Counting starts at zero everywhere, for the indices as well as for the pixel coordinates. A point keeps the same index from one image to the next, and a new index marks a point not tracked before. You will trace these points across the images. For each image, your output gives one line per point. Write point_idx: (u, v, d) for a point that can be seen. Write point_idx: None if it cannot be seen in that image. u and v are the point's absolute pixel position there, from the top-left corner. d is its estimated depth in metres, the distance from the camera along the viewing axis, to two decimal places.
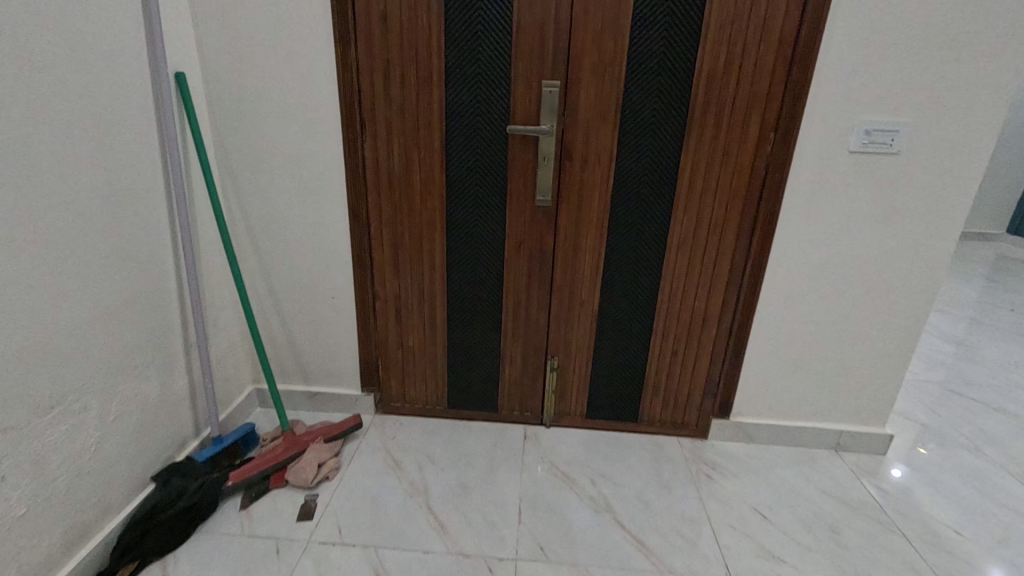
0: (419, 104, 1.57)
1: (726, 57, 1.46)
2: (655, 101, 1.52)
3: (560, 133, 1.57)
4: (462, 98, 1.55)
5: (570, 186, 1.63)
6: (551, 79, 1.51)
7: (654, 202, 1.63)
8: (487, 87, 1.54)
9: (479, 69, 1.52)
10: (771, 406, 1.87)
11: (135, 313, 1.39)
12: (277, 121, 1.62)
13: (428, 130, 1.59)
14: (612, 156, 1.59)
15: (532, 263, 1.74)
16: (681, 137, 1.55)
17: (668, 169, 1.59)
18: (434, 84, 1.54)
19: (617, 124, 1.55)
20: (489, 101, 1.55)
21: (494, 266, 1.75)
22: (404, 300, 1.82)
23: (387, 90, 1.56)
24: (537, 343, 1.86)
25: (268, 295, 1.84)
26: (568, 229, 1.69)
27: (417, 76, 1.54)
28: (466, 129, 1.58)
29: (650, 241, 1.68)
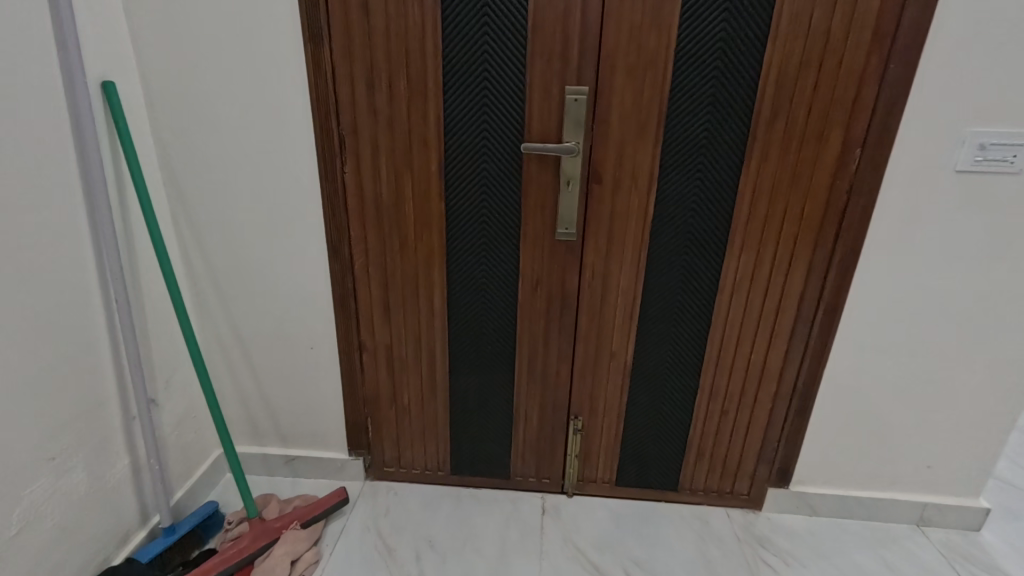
0: (411, 117, 1.25)
1: (802, 53, 1.14)
2: (709, 110, 1.20)
3: (588, 152, 1.26)
4: (464, 110, 1.24)
5: (599, 217, 1.32)
6: (578, 86, 1.20)
7: (704, 234, 1.31)
8: (495, 96, 1.23)
9: (485, 74, 1.21)
10: (840, 474, 1.55)
11: (48, 391, 1.08)
12: (237, 138, 1.31)
13: (423, 150, 1.28)
14: (652, 180, 1.27)
15: (552, 308, 1.43)
16: (741, 156, 1.23)
17: (722, 195, 1.27)
18: (430, 93, 1.23)
19: (660, 140, 1.23)
20: (498, 113, 1.24)
21: (505, 311, 1.44)
22: (397, 351, 1.51)
23: (371, 100, 1.25)
24: (557, 401, 1.55)
25: (235, 346, 1.54)
26: (596, 267, 1.37)
27: (408, 83, 1.23)
28: (470, 148, 1.27)
29: (698, 282, 1.36)
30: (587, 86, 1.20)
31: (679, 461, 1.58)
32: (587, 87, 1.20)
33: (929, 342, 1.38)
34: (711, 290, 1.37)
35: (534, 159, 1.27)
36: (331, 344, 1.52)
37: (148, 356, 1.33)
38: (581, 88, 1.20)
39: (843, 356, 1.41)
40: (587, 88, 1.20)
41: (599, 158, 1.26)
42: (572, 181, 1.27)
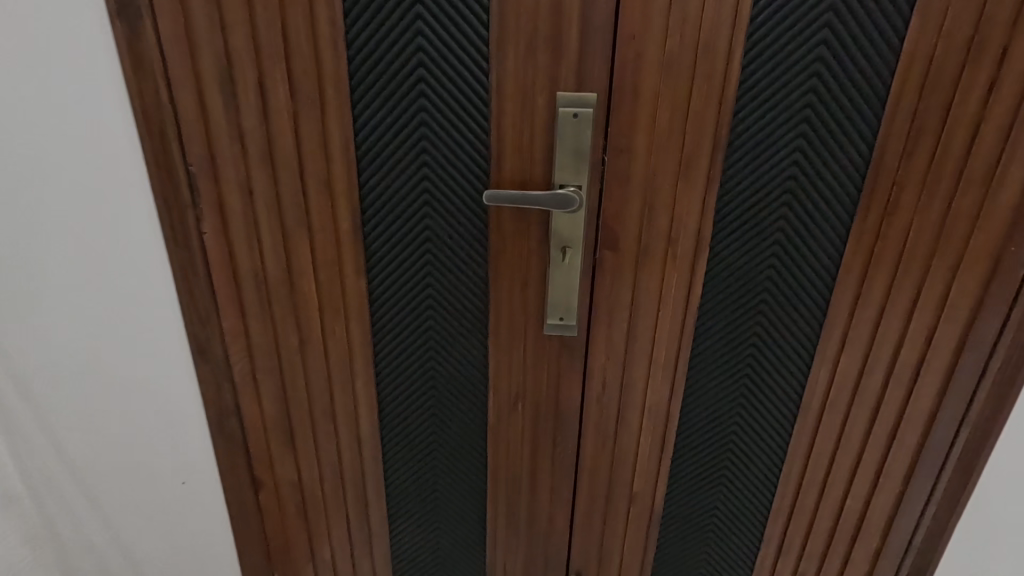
0: (305, 148, 0.76)
1: (973, 37, 0.65)
2: (799, 135, 0.71)
3: (596, 201, 0.76)
4: (391, 137, 0.75)
5: (613, 305, 0.82)
6: (579, 93, 0.71)
7: (780, 331, 0.82)
8: (440, 115, 0.74)
9: (422, 77, 0.72)
10: None
11: None
12: (21, 181, 0.79)
13: (326, 200, 0.79)
14: (699, 248, 0.78)
15: (542, 430, 0.93)
16: (847, 211, 0.75)
17: (813, 272, 0.78)
18: (331, 108, 0.74)
19: (715, 185, 0.74)
20: (445, 143, 0.75)
21: (469, 438, 0.95)
22: (310, 487, 1.01)
23: (237, 118, 0.75)
24: (550, 553, 1.05)
25: (70, 480, 1.03)
26: (609, 378, 0.88)
27: (293, 89, 0.73)
28: (402, 199, 0.78)
29: (768, 397, 0.88)
30: (594, 93, 0.71)
31: None
32: (595, 95, 0.71)
33: None
34: (787, 412, 0.88)
35: (507, 212, 0.77)
36: (211, 478, 1.02)
37: None
38: (584, 97, 0.71)
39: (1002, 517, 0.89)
40: (594, 97, 0.71)
41: (614, 210, 0.76)
42: (569, 247, 0.78)
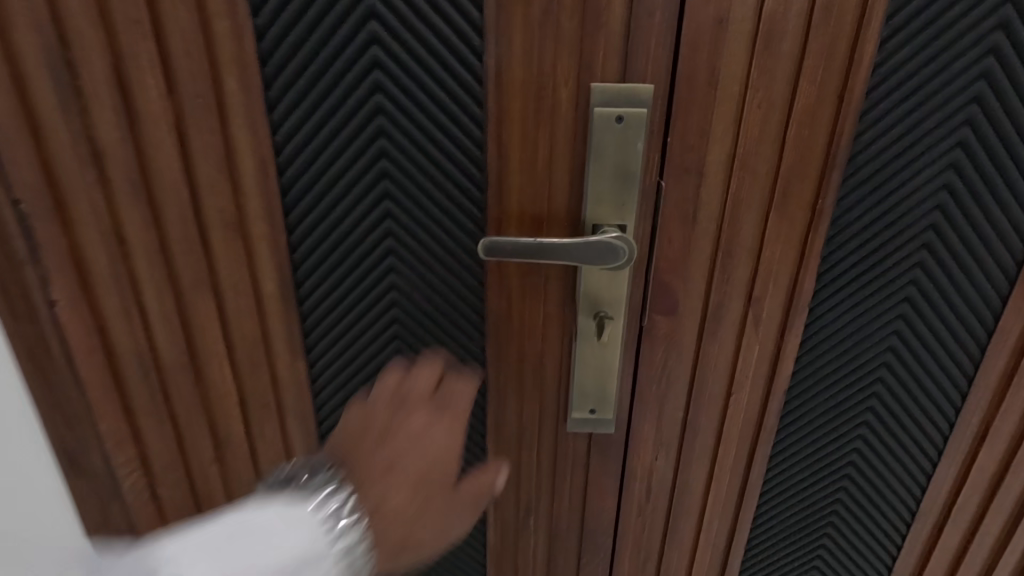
0: (204, 173, 0.49)
1: None
2: (957, 146, 0.47)
3: (647, 246, 0.51)
4: (334, 158, 0.49)
5: (664, 388, 0.58)
6: (627, 86, 0.46)
7: (898, 420, 0.58)
8: (409, 125, 0.48)
9: (379, 64, 0.46)
10: None
11: None
12: None
13: (242, 251, 0.53)
14: (794, 312, 0.53)
15: (561, 548, 0.68)
16: (1016, 257, 0.50)
17: (953, 343, 0.54)
18: (238, 114, 0.47)
19: (824, 223, 0.50)
20: (418, 166, 0.49)
21: (459, 563, 0.69)
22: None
23: (87, 126, 0.47)
24: None
25: None
26: (656, 481, 0.63)
27: (176, 84, 0.46)
28: (354, 245, 0.53)
29: (874, 504, 0.63)
30: (651, 86, 0.46)
31: None
32: (651, 90, 0.46)
33: None
34: (899, 525, 0.64)
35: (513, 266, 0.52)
36: None
37: None
38: (635, 94, 0.46)
39: None
40: (649, 92, 0.46)
41: (673, 259, 0.52)
42: (608, 315, 0.53)
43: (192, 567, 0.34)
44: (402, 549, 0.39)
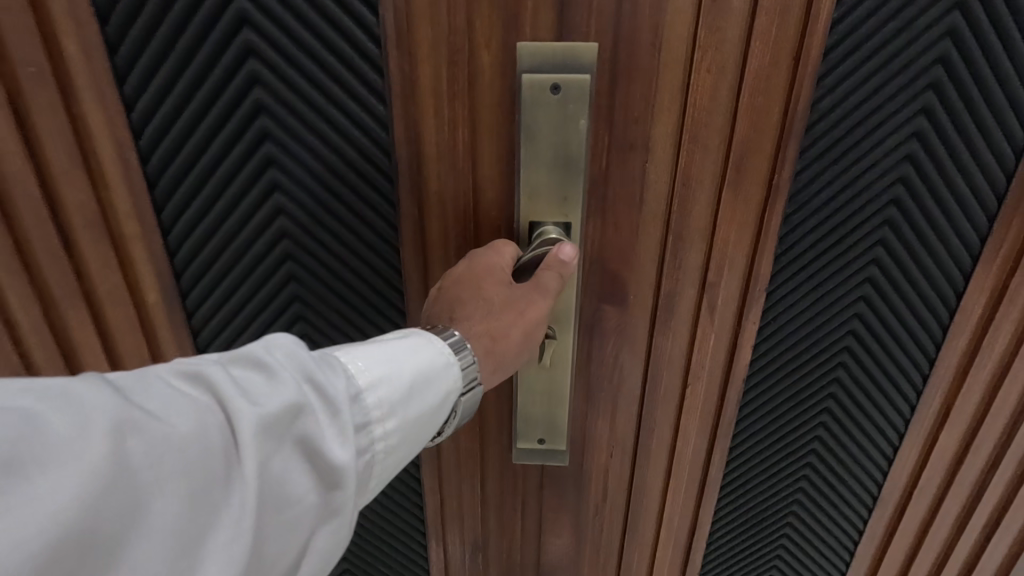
0: (53, 158, 0.41)
1: None
2: (918, 114, 0.42)
3: (590, 236, 0.45)
4: (208, 142, 0.42)
5: (618, 388, 0.52)
6: (569, 47, 0.38)
7: (859, 409, 0.55)
8: (293, 98, 0.40)
9: (251, 24, 0.38)
10: None
11: None
12: None
13: (112, 252, 0.45)
14: (751, 300, 0.49)
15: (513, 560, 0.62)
16: (977, 232, 0.47)
17: (912, 327, 0.51)
18: (92, 91, 0.40)
19: (780, 199, 0.45)
20: (308, 149, 0.42)
21: None
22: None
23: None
24: None
25: None
26: (613, 484, 0.58)
27: (4, 45, 0.38)
28: (243, 241, 0.45)
29: (838, 494, 0.60)
30: (595, 45, 0.39)
31: None
32: (592, 52, 0.39)
33: None
34: (858, 514, 0.61)
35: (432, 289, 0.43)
36: None
37: None
38: (576, 57, 0.39)
39: None
40: (592, 56, 0.39)
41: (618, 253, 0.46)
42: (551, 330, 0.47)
43: (363, 372, 0.32)
44: (425, 420, 0.34)
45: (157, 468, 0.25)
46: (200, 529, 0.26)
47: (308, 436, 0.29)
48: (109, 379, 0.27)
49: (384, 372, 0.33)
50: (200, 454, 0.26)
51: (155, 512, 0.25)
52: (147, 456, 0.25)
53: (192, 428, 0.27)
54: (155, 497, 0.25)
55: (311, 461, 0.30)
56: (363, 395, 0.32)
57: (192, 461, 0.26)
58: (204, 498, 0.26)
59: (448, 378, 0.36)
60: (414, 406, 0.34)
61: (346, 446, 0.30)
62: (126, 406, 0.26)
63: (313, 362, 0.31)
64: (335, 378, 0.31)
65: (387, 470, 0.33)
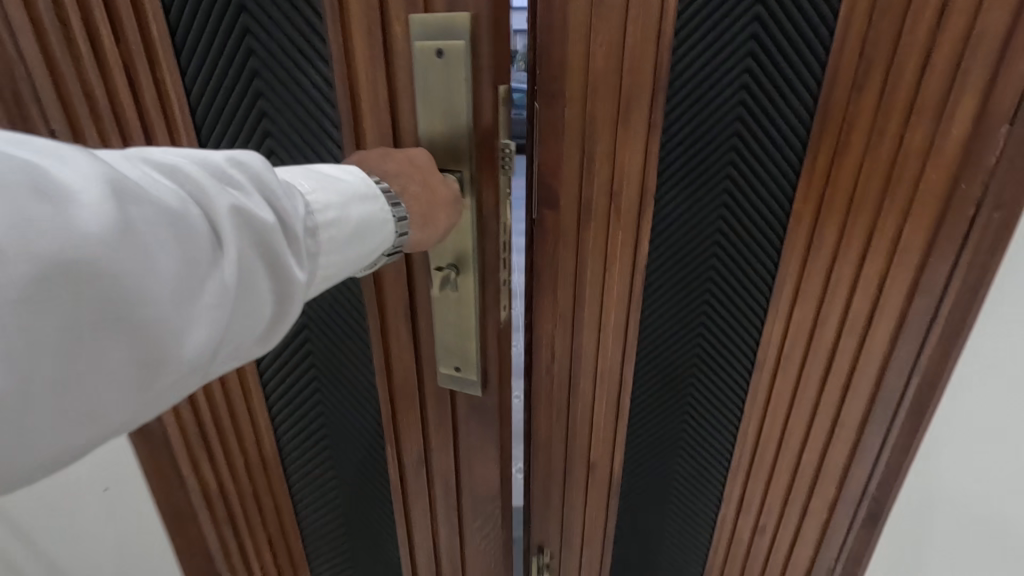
0: (188, 98, 0.74)
1: None
2: (742, 77, 0.68)
3: (482, 177, 0.69)
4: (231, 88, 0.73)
5: (556, 263, 0.78)
6: (448, 22, 0.62)
7: (734, 284, 0.79)
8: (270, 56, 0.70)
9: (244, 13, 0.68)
10: None
11: None
12: None
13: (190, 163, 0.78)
14: (645, 206, 0.72)
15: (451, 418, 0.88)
16: (796, 156, 0.71)
17: (763, 225, 0.75)
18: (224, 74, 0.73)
19: (657, 134, 0.68)
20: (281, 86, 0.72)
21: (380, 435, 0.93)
22: (244, 476, 0.97)
23: (122, 61, 0.70)
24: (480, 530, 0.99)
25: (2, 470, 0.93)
26: (556, 345, 0.85)
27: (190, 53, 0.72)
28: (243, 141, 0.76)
29: (728, 358, 0.84)
30: (466, 14, 0.62)
31: None
32: (468, 24, 0.62)
33: None
34: (743, 373, 0.85)
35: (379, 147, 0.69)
36: (141, 480, 0.96)
37: None
38: (453, 25, 0.62)
39: (954, 466, 0.88)
40: (464, 24, 0.62)
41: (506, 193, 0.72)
42: (444, 270, 0.74)
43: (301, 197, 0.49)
44: (348, 236, 0.53)
45: (160, 252, 0.38)
46: (191, 273, 0.40)
47: (275, 250, 0.45)
48: (98, 169, 0.38)
49: (334, 217, 0.52)
50: (192, 246, 0.40)
51: (153, 285, 0.38)
52: (144, 247, 0.38)
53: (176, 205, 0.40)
54: (156, 246, 0.38)
55: (276, 268, 0.46)
56: (318, 229, 0.50)
57: (182, 226, 0.40)
58: (197, 276, 0.41)
59: (364, 213, 0.54)
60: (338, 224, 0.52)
61: (302, 261, 0.48)
62: (127, 185, 0.38)
63: (266, 186, 0.46)
64: (297, 214, 0.48)
65: (319, 262, 0.51)
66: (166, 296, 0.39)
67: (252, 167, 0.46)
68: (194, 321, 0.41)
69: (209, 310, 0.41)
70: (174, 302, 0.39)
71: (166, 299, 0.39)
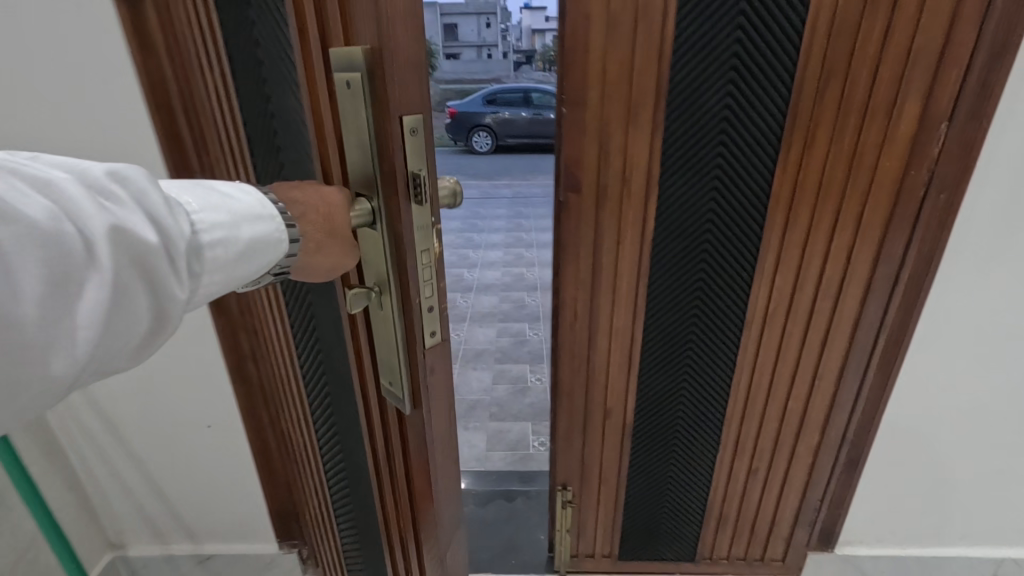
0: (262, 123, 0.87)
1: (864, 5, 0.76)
2: (728, 86, 0.82)
3: (393, 200, 0.55)
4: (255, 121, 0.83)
5: (578, 237, 0.95)
6: (348, 50, 0.51)
7: (724, 256, 0.95)
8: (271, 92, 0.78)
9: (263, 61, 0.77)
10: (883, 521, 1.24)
11: None
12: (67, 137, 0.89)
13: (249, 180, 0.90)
14: (650, 189, 0.90)
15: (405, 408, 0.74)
16: (773, 150, 0.87)
17: (748, 205, 0.91)
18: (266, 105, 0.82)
19: (659, 131, 0.86)
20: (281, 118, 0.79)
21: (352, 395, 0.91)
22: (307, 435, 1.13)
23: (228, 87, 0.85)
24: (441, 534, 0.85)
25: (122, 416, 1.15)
26: (576, 310, 1.02)
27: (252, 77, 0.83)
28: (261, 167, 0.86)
29: (721, 317, 1.01)
30: (361, 48, 0.50)
31: (698, 529, 1.26)
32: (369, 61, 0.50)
33: (993, 382, 1.08)
34: (735, 329, 1.02)
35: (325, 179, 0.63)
36: (233, 426, 1.16)
37: None
38: (351, 62, 0.51)
39: (907, 397, 1.10)
40: (359, 58, 0.51)
41: (429, 222, 0.59)
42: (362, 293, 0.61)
43: (199, 219, 0.47)
44: (249, 258, 0.50)
45: (26, 272, 0.36)
46: (66, 292, 0.38)
47: (153, 272, 0.42)
48: None
49: (221, 237, 0.48)
50: (63, 267, 0.37)
51: (16, 312, 0.35)
52: (10, 266, 0.35)
53: (54, 224, 0.37)
54: (30, 264, 0.36)
55: (154, 289, 0.43)
56: (202, 249, 0.47)
57: (63, 244, 0.37)
58: (64, 298, 0.38)
59: (274, 237, 0.52)
60: (241, 247, 0.49)
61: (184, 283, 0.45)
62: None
63: (159, 205, 0.43)
64: (181, 235, 0.44)
65: (213, 288, 0.49)
66: (39, 316, 0.36)
67: (139, 182, 0.43)
68: (57, 345, 0.38)
69: (87, 331, 0.39)
70: (49, 321, 0.37)
71: (40, 319, 0.37)
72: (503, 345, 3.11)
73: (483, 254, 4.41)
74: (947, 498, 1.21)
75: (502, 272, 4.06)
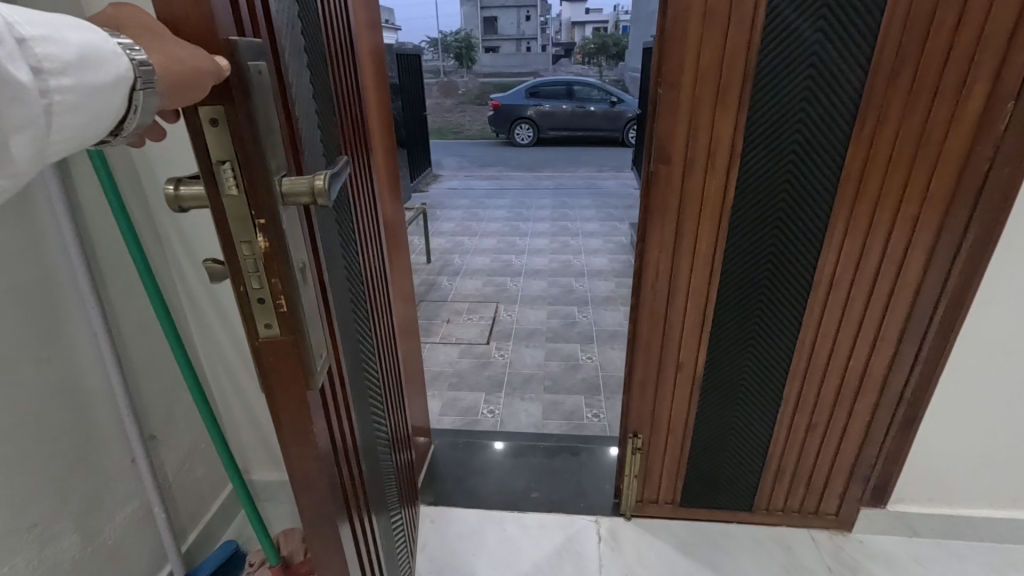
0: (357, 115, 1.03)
1: None
2: (810, 69, 0.93)
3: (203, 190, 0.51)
4: None
5: (665, 205, 1.08)
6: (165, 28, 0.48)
7: (795, 224, 1.06)
8: None
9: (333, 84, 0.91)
10: (934, 482, 1.33)
11: (54, 454, 0.95)
12: None
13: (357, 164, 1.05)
14: (732, 163, 1.02)
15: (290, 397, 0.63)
16: (847, 129, 0.97)
17: (821, 178, 1.02)
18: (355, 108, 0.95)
19: (744, 111, 0.98)
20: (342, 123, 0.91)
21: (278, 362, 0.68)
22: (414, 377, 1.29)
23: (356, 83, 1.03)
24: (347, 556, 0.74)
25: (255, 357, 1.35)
26: (657, 270, 1.15)
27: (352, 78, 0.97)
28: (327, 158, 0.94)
29: (790, 279, 1.12)
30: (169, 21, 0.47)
31: (756, 480, 1.38)
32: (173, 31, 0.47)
33: None
34: (802, 291, 1.13)
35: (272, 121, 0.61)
36: None
37: (139, 396, 1.14)
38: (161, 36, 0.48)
39: (963, 362, 1.18)
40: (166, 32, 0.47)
41: (247, 213, 0.51)
42: (220, 265, 0.55)
43: (27, 32, 0.39)
44: (93, 85, 0.43)
45: None
46: None
47: None
48: None
49: (48, 39, 0.40)
50: None
51: None
52: None
53: None
54: None
55: None
56: (40, 66, 0.40)
57: None
58: None
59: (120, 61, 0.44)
60: (89, 73, 0.42)
61: (21, 69, 0.38)
62: None
63: None
64: None
65: (69, 128, 0.42)
66: None
67: None
68: None
69: None
70: None
71: None
72: (554, 326, 3.24)
73: (530, 241, 4.55)
74: (998, 461, 1.29)
75: (549, 258, 4.19)
